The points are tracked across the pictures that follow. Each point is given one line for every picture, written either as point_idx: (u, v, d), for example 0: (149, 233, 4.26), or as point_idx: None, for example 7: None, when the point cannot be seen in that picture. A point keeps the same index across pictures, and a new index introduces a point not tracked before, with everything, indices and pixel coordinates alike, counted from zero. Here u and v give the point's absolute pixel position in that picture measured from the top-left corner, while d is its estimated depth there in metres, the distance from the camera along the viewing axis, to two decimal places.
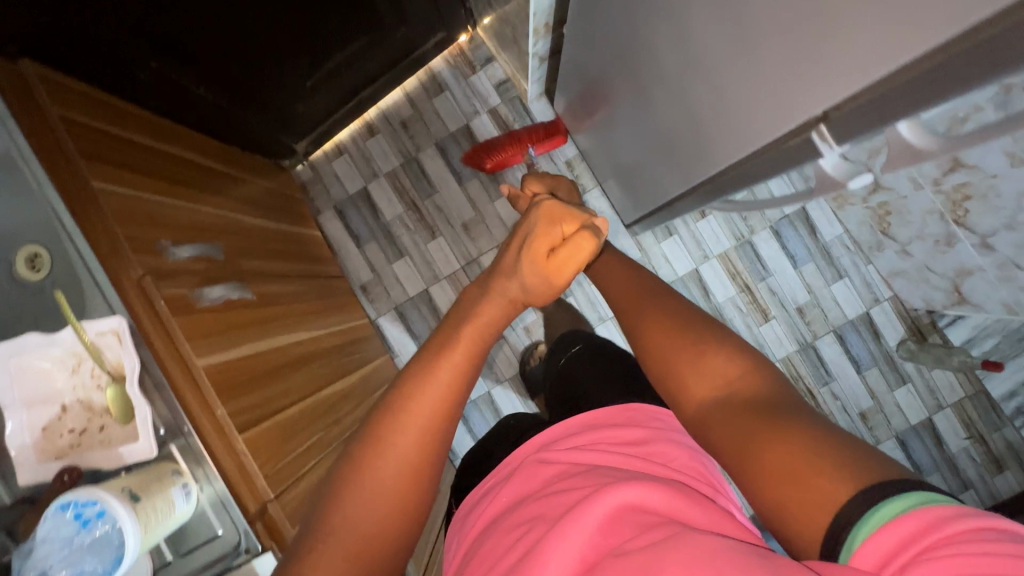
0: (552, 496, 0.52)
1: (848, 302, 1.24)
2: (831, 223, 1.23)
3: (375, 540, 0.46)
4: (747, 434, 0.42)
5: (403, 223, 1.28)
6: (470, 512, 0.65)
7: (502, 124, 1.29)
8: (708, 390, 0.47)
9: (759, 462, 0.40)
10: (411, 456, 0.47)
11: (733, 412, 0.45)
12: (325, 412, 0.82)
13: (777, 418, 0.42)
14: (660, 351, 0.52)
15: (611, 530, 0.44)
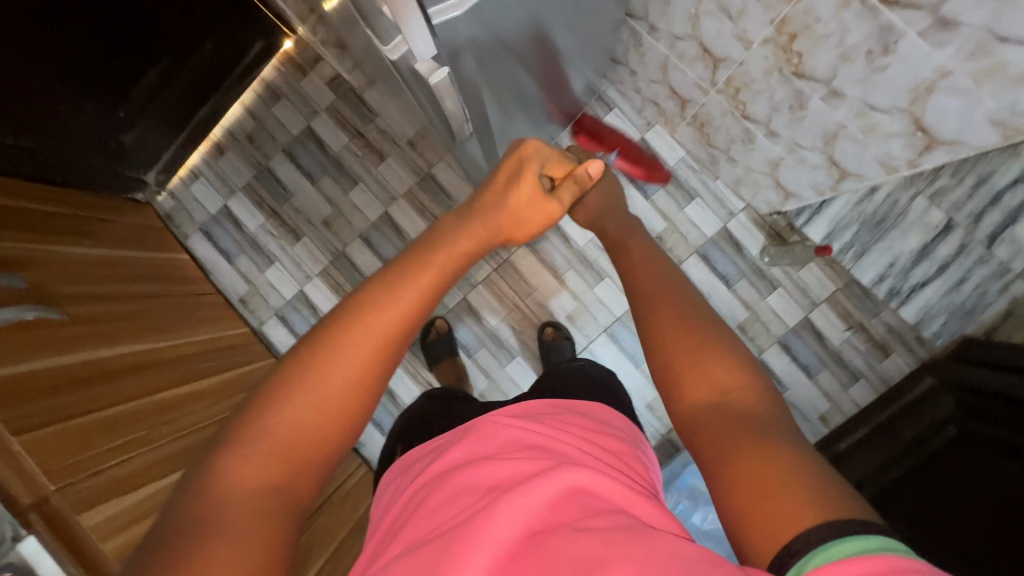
0: (512, 463, 0.51)
1: (703, 221, 1.27)
2: (671, 146, 1.27)
3: (311, 442, 0.50)
4: (723, 438, 0.45)
5: (268, 231, 1.33)
6: (411, 475, 0.66)
7: (341, 120, 1.32)
8: (705, 395, 0.50)
9: (733, 469, 0.43)
10: (357, 381, 0.52)
11: (722, 414, 0.48)
12: (160, 413, 0.88)
13: (755, 433, 0.45)
14: (672, 367, 0.53)
15: (568, 504, 0.44)
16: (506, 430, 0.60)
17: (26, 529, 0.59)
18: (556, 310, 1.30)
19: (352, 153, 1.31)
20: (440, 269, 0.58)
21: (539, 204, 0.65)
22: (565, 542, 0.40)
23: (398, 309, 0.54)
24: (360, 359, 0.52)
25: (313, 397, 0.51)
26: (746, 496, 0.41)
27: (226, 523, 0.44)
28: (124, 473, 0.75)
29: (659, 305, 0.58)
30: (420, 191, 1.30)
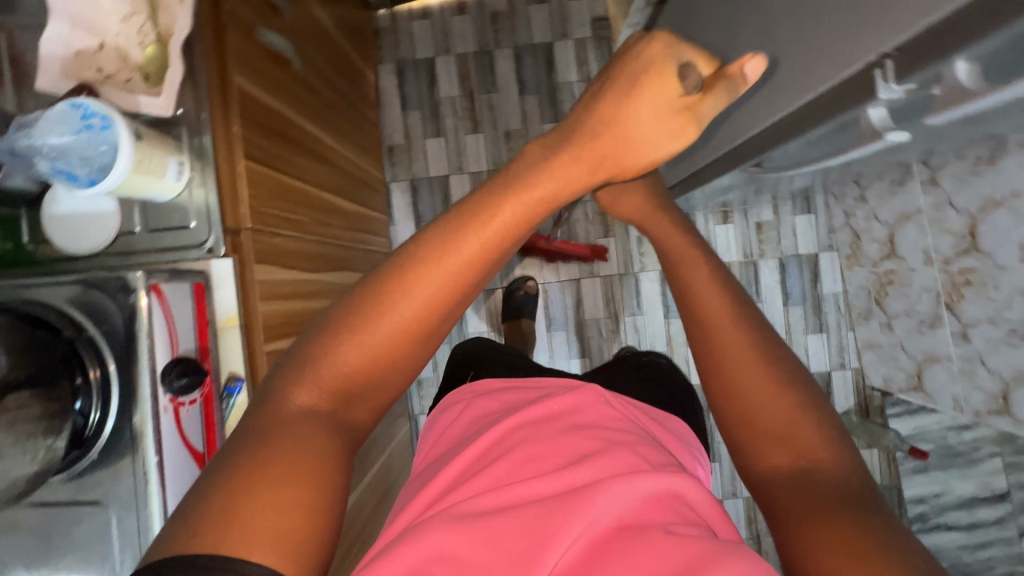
0: (619, 446, 0.49)
1: (816, 355, 1.29)
2: (834, 278, 1.28)
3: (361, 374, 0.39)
4: (806, 508, 0.38)
5: (453, 106, 1.30)
6: (495, 401, 0.63)
7: (580, 58, 1.28)
8: (779, 446, 0.42)
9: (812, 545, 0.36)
10: (412, 327, 0.39)
11: (807, 491, 0.39)
12: (320, 209, 0.86)
13: (859, 515, 0.37)
14: (745, 412, 0.44)
15: (661, 505, 0.43)
16: (610, 407, 0.56)
17: (224, 249, 0.58)
18: (644, 343, 1.31)
19: (571, 93, 1.29)
20: (516, 221, 0.39)
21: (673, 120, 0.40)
22: (657, 541, 0.39)
23: (456, 254, 0.38)
24: (417, 308, 0.39)
25: (366, 339, 0.38)
26: (832, 568, 0.34)
27: (281, 446, 0.35)
28: (291, 246, 0.73)
29: (727, 336, 0.46)
30: None
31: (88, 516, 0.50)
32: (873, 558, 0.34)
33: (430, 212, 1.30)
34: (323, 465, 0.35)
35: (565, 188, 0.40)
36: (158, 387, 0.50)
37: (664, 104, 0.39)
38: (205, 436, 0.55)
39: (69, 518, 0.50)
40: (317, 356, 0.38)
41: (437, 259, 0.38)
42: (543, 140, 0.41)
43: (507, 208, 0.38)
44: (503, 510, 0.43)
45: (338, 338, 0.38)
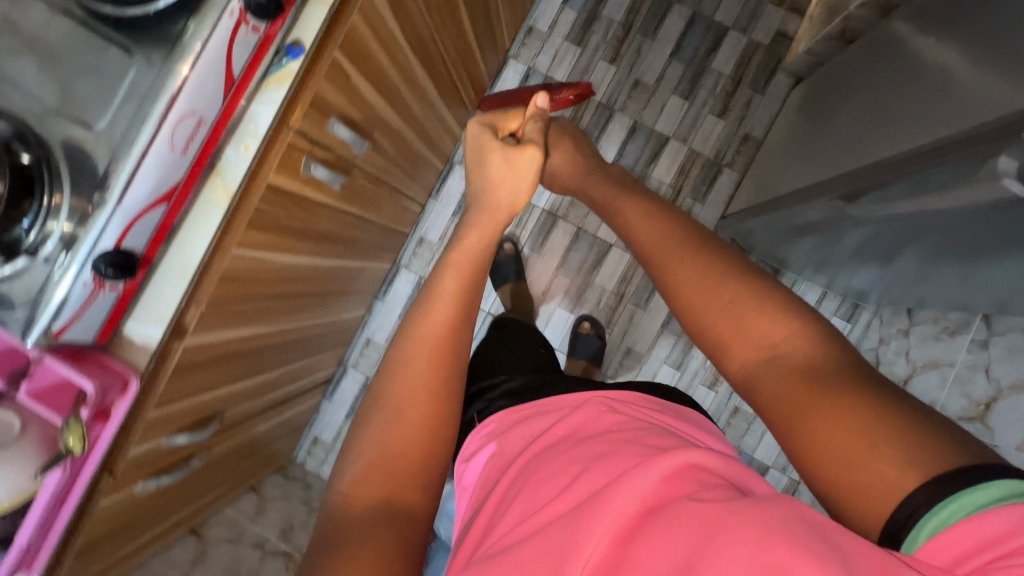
0: (621, 445, 0.50)
1: (766, 446, 1.24)
2: None
3: (404, 452, 0.52)
4: (805, 401, 0.45)
5: (607, 27, 1.28)
6: (517, 435, 0.61)
7: (744, 57, 1.25)
8: (755, 351, 0.50)
9: (807, 427, 0.44)
10: (432, 394, 0.55)
11: (778, 370, 0.48)
12: (448, 4, 0.86)
13: (830, 382, 0.44)
14: (717, 329, 0.53)
15: (681, 478, 0.43)
16: (614, 416, 0.58)
17: None
18: (628, 336, 1.29)
19: (714, 83, 1.26)
20: (468, 263, 0.60)
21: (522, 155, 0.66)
22: (681, 511, 0.39)
23: (431, 334, 0.57)
24: (421, 368, 0.56)
25: (395, 419, 0.53)
26: (839, 456, 0.41)
27: (356, 529, 0.48)
28: (408, 3, 0.74)
29: (679, 266, 0.57)
30: (698, 165, 1.26)
31: (113, 57, 0.52)
32: (869, 441, 0.40)
33: None
34: (389, 539, 0.47)
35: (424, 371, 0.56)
36: None
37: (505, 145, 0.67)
38: (247, 64, 0.55)
39: (97, 43, 0.52)
40: (370, 449, 0.53)
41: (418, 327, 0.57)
42: (457, 244, 0.62)
43: (455, 266, 0.60)
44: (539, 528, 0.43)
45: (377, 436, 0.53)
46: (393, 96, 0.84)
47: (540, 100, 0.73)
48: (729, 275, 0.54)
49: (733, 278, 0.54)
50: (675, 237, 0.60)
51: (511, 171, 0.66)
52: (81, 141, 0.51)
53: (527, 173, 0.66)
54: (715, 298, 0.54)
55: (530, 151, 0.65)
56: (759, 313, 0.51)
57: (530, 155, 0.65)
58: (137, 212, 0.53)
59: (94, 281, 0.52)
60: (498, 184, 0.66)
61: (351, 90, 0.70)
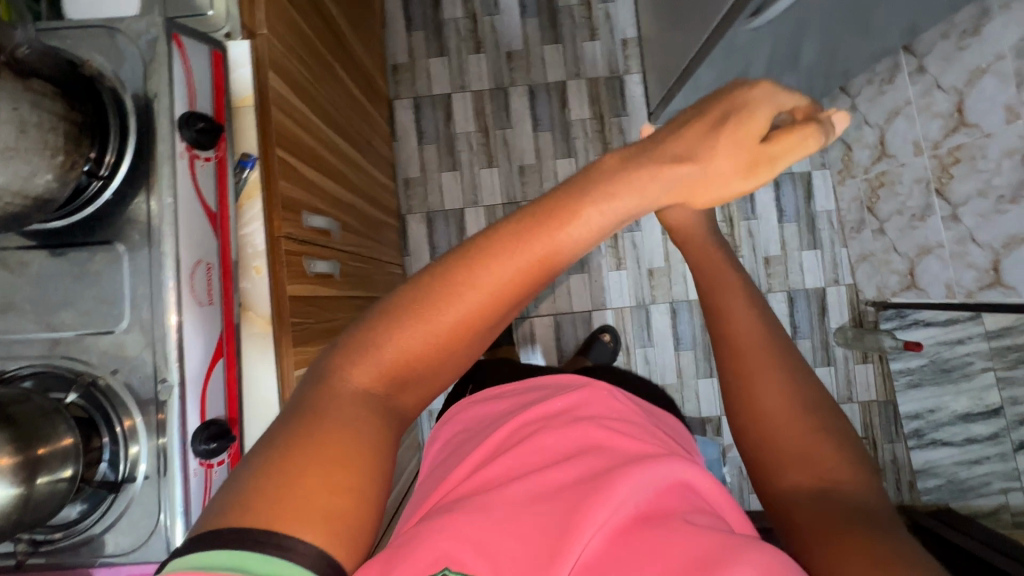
0: (627, 443, 0.49)
1: (811, 272, 1.31)
2: (827, 196, 1.30)
3: (418, 362, 0.39)
4: (838, 531, 0.39)
5: (456, 28, 1.34)
6: (516, 407, 0.60)
7: None
8: (807, 477, 0.44)
9: (832, 551, 0.38)
10: (462, 325, 0.39)
11: (826, 505, 0.41)
12: (330, 72, 0.89)
13: (867, 529, 0.39)
14: (774, 441, 0.46)
15: (670, 494, 0.44)
16: (614, 409, 0.57)
17: (241, 36, 0.61)
18: (642, 260, 1.32)
19: (570, 16, 1.33)
20: (599, 222, 0.39)
21: (746, 160, 0.41)
22: (676, 527, 0.39)
23: (510, 272, 0.38)
24: (470, 306, 0.38)
25: (437, 313, 0.38)
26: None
27: (347, 417, 0.36)
28: (302, 81, 0.75)
29: (761, 376, 0.49)
30: (603, 86, 1.33)
31: (99, 256, 0.50)
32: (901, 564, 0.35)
33: (432, 128, 1.33)
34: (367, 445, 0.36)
35: (479, 310, 0.38)
36: (177, 133, 0.51)
37: (745, 153, 0.41)
38: (218, 195, 0.56)
39: (75, 260, 0.50)
40: (382, 342, 0.38)
41: (495, 260, 0.38)
42: (604, 162, 0.41)
43: (592, 205, 0.39)
44: (536, 499, 0.43)
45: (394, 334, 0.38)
46: (335, 173, 0.86)
47: (829, 125, 0.42)
48: (808, 402, 0.48)
49: (832, 431, 0.46)
50: (774, 346, 0.51)
51: (726, 163, 0.41)
52: (116, 358, 0.50)
53: (733, 188, 0.42)
54: (793, 431, 0.46)
55: (766, 167, 0.41)
56: (820, 444, 0.45)
57: (752, 181, 0.42)
58: (202, 382, 0.52)
59: (202, 464, 0.51)
60: (694, 181, 0.41)
61: (305, 182, 0.72)
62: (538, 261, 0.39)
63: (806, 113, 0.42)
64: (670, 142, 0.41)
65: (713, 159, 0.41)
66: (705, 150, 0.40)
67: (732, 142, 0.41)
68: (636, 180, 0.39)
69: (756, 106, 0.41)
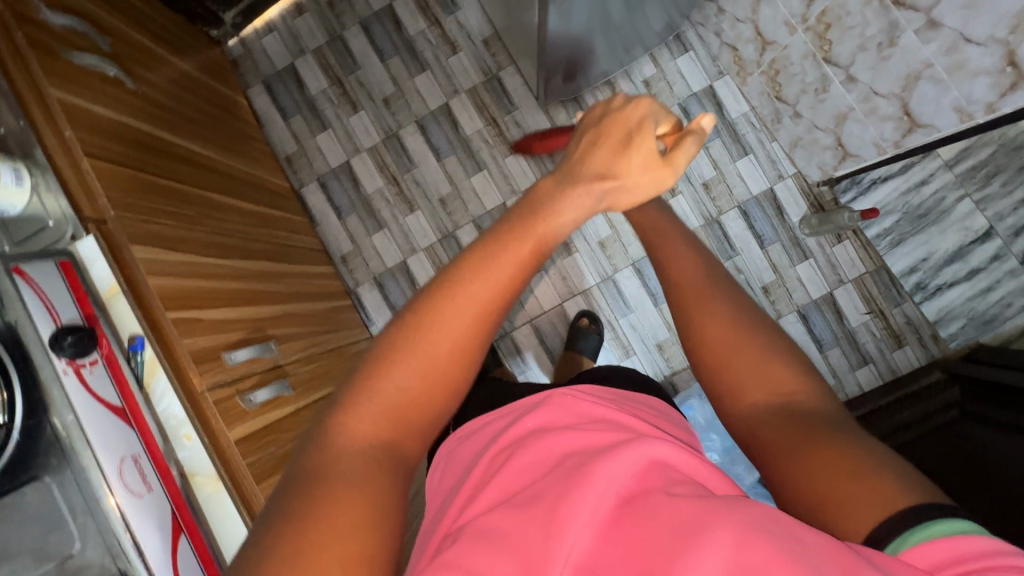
0: (600, 431, 0.47)
1: (752, 178, 1.28)
2: (736, 100, 1.28)
3: (411, 407, 0.42)
4: (797, 441, 0.40)
5: (328, 98, 1.35)
6: (492, 431, 0.58)
7: (422, 6, 1.33)
8: (765, 393, 0.44)
9: (802, 464, 0.39)
10: (449, 361, 0.43)
11: (783, 418, 0.42)
12: (214, 208, 0.91)
13: (827, 433, 0.40)
14: (723, 359, 0.47)
15: (652, 473, 0.41)
16: (587, 403, 0.54)
17: (87, 232, 0.63)
18: (590, 236, 1.31)
19: (427, 40, 1.33)
20: (543, 240, 0.44)
21: (653, 162, 0.45)
22: (659, 507, 0.37)
23: (476, 301, 0.43)
24: (448, 340, 0.43)
25: (417, 358, 0.42)
26: (825, 486, 0.37)
27: (348, 476, 0.39)
28: (182, 236, 0.77)
29: (708, 305, 0.49)
30: (484, 92, 1.32)
31: (31, 493, 0.52)
32: (868, 467, 0.36)
33: (345, 199, 1.35)
34: (367, 501, 0.38)
35: (463, 342, 0.43)
36: (53, 353, 0.53)
37: (650, 157, 0.45)
38: (119, 389, 0.57)
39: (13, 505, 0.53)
40: (374, 394, 0.42)
41: (459, 297, 0.43)
42: (535, 190, 0.46)
43: (535, 231, 0.44)
44: (518, 509, 0.42)
45: (383, 386, 0.42)
46: (249, 297, 0.86)
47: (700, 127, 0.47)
48: (743, 314, 0.48)
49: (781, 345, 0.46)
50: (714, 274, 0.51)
51: (643, 176, 0.45)
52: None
53: (652, 192, 0.46)
54: (745, 352, 0.46)
55: (673, 173, 0.45)
56: (769, 358, 0.46)
57: (663, 187, 0.46)
58: (171, 561, 0.54)
59: None
60: (620, 194, 0.45)
61: (212, 321, 0.72)
62: (496, 284, 0.43)
63: (675, 131, 0.48)
64: (590, 163, 0.46)
65: (629, 168, 0.45)
66: (616, 162, 0.45)
67: (641, 154, 0.45)
68: (578, 196, 0.45)
69: (644, 121, 0.45)
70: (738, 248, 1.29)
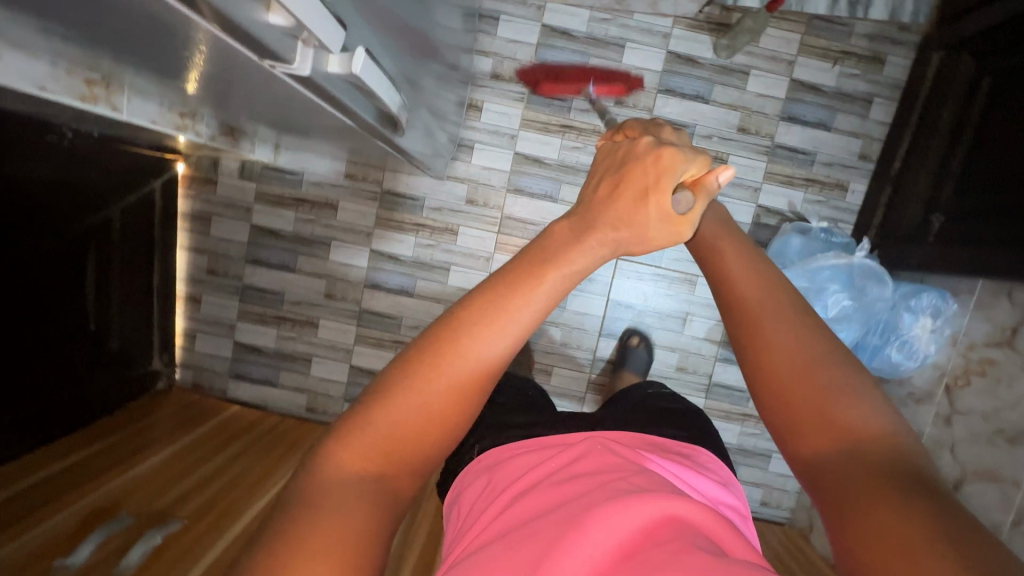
0: (614, 486, 0.43)
1: (647, 59, 1.20)
2: (573, 14, 1.18)
3: (409, 445, 0.39)
4: (867, 489, 0.33)
5: (286, 337, 1.29)
6: (508, 474, 0.52)
7: (275, 200, 1.25)
8: (830, 433, 0.36)
9: (869, 524, 0.32)
10: (463, 395, 0.39)
11: (854, 463, 0.35)
12: None
13: (912, 496, 0.32)
14: (785, 391, 0.39)
15: (666, 530, 0.37)
16: (619, 452, 0.51)
17: None
18: None
19: (307, 221, 1.26)
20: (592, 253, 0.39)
21: (655, 223, 0.39)
22: (671, 567, 0.33)
23: (460, 389, 0.39)
24: (436, 410, 0.39)
25: (433, 396, 0.39)
26: (896, 552, 0.30)
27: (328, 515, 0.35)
28: None
29: (768, 326, 0.41)
30: (389, 211, 1.25)
31: None
32: (944, 544, 0.29)
33: None
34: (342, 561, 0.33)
35: (473, 383, 0.39)
36: None
37: (661, 215, 0.38)
38: None
39: None
40: (384, 414, 0.38)
41: (489, 326, 0.38)
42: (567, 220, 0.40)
43: (593, 239, 0.38)
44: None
45: (394, 410, 0.38)
46: None
47: (720, 181, 0.40)
48: (824, 354, 0.39)
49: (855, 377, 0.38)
50: (778, 290, 0.43)
51: (658, 240, 0.39)
52: None
53: (658, 241, 0.39)
54: (810, 385, 0.38)
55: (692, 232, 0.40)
56: (851, 397, 0.37)
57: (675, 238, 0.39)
58: None
59: None
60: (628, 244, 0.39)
61: None
62: (470, 373, 0.39)
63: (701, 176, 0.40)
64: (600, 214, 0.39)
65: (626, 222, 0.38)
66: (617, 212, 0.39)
67: (642, 216, 0.38)
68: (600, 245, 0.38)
69: (667, 177, 0.38)
70: (691, 121, 1.21)
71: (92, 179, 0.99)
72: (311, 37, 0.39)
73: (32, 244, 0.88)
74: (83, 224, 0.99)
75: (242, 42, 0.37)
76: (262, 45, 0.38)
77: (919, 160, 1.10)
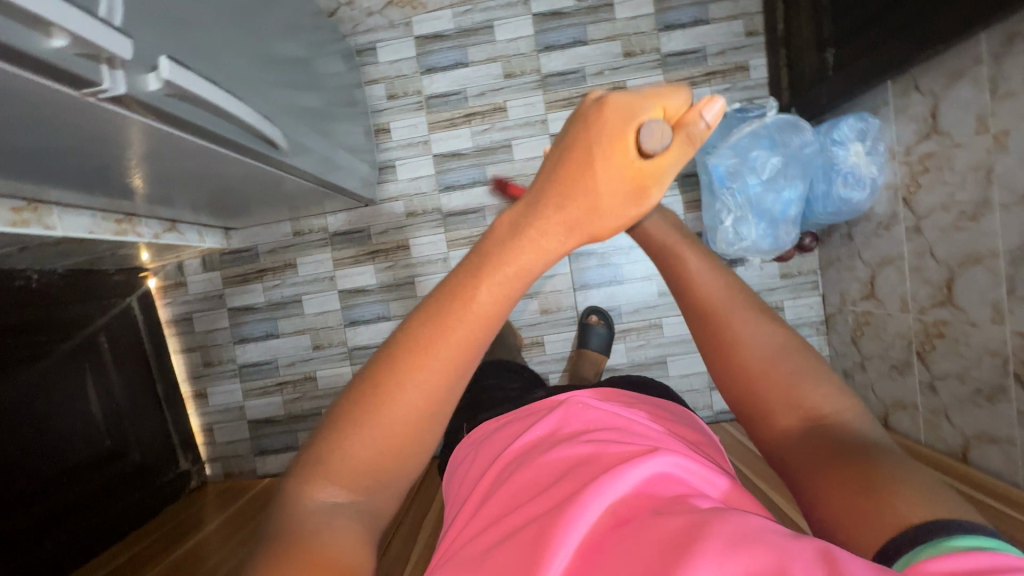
0: (599, 444, 0.43)
1: (516, 28, 1.26)
2: (437, 17, 1.27)
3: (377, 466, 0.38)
4: (827, 453, 0.37)
5: (292, 399, 1.34)
6: (496, 449, 0.54)
7: (240, 279, 1.33)
8: (799, 418, 0.40)
9: (824, 478, 0.36)
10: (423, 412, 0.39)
11: (819, 437, 0.38)
12: None
13: (874, 456, 0.36)
14: (747, 368, 0.43)
15: (651, 487, 0.37)
16: (599, 410, 0.53)
17: None
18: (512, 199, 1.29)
19: (274, 287, 1.33)
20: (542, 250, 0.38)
21: (623, 190, 0.37)
22: (656, 524, 0.33)
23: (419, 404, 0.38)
24: (401, 425, 0.38)
25: (390, 412, 0.38)
26: (851, 505, 0.34)
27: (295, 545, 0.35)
28: None
29: (731, 323, 0.44)
30: (341, 250, 1.32)
31: None
32: (899, 484, 0.33)
33: None
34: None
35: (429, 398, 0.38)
36: None
37: (633, 173, 0.37)
38: None
39: None
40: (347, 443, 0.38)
41: (445, 336, 0.38)
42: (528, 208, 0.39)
43: (533, 243, 0.38)
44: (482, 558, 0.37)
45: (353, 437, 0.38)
46: None
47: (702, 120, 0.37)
48: (787, 347, 0.43)
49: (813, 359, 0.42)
50: (737, 291, 0.46)
51: (615, 200, 0.38)
52: None
53: (626, 210, 0.38)
54: (773, 367, 0.42)
55: (656, 184, 0.38)
56: (811, 386, 0.41)
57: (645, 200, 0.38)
58: None
59: None
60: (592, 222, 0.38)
61: None
62: (429, 397, 0.38)
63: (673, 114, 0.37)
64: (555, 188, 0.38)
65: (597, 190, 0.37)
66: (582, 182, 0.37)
67: (612, 177, 0.37)
68: (542, 239, 0.38)
69: (627, 123, 0.36)
70: (578, 66, 1.27)
71: (70, 310, 1.08)
72: (110, 56, 0.45)
73: (33, 378, 0.96)
74: (72, 350, 1.08)
75: (53, 83, 0.44)
76: (70, 77, 0.44)
77: (796, 13, 1.12)
